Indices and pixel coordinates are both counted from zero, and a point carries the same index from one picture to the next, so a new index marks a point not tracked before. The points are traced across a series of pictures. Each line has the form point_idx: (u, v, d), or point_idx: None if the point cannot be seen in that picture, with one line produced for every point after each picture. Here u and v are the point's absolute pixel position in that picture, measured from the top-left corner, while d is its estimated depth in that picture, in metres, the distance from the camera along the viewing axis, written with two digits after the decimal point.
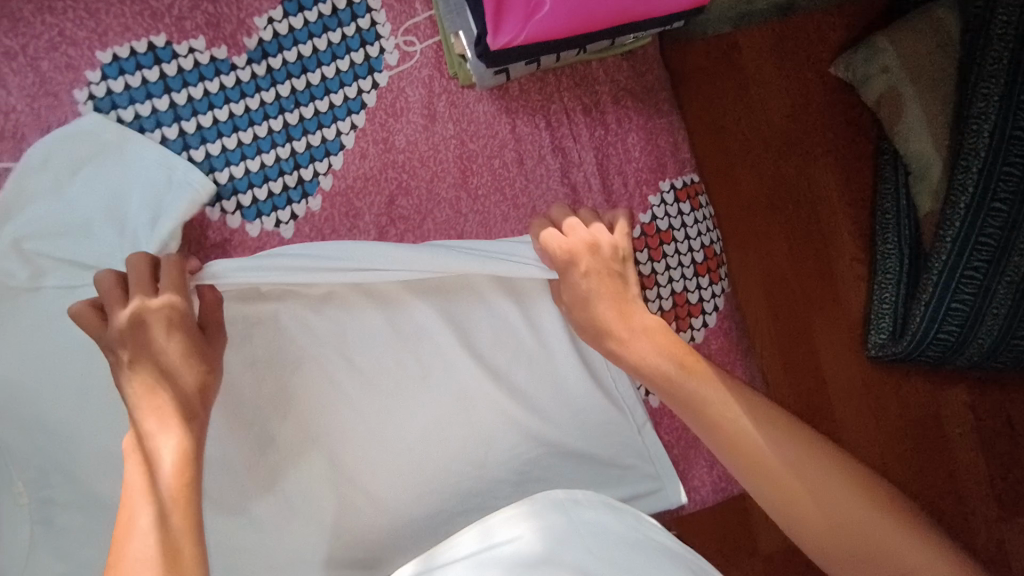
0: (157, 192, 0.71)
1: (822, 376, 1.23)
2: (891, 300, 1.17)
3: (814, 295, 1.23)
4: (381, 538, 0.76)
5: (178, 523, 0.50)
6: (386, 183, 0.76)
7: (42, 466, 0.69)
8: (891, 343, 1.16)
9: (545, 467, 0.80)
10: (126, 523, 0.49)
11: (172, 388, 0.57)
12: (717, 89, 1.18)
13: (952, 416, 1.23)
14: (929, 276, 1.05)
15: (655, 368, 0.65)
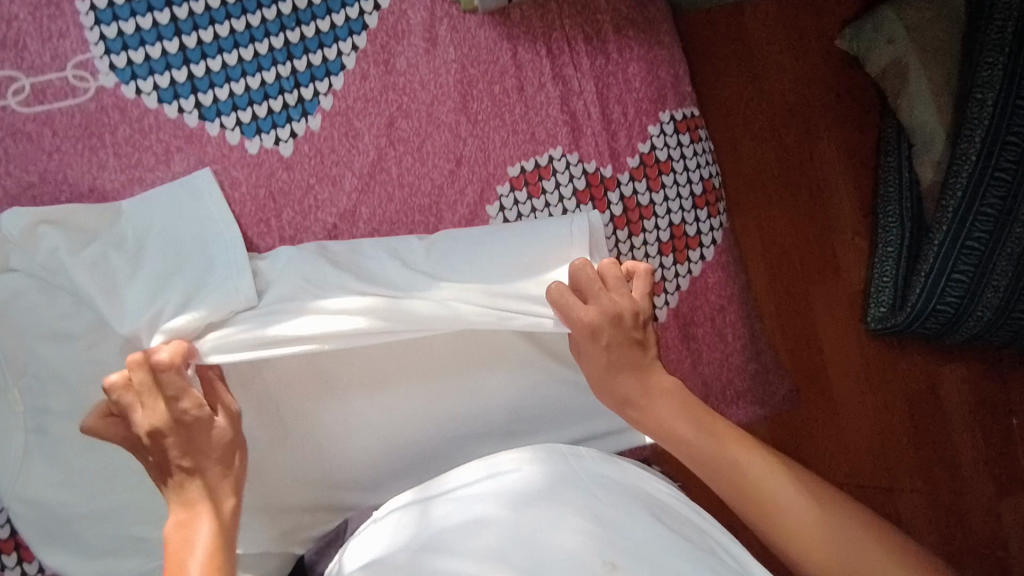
0: (188, 225, 0.72)
1: (820, 348, 1.23)
2: (891, 274, 1.16)
3: (813, 265, 1.23)
4: (377, 458, 0.77)
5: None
6: (386, 105, 0.76)
7: (38, 374, 0.70)
8: (890, 315, 1.15)
9: (539, 395, 0.81)
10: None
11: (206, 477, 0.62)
12: (721, 62, 1.19)
13: (950, 391, 1.23)
14: (930, 248, 1.06)
15: (670, 431, 0.67)
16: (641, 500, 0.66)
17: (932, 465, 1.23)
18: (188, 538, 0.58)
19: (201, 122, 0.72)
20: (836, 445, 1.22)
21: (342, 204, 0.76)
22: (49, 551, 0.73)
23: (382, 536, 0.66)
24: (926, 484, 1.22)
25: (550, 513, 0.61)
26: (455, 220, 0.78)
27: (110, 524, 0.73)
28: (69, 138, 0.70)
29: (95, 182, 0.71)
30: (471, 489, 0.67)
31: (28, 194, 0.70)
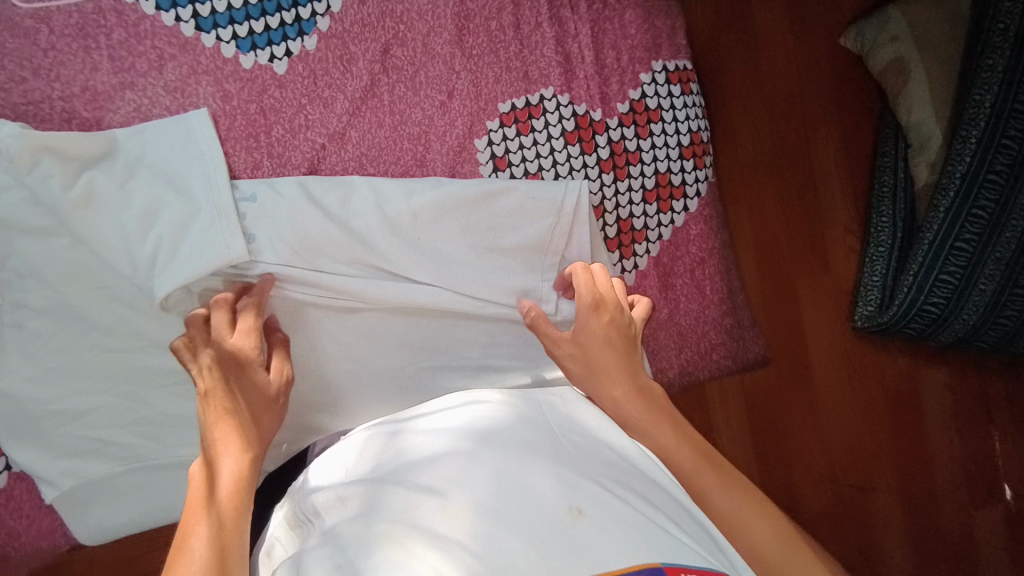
0: (183, 178, 0.72)
1: (803, 340, 1.25)
2: (880, 273, 1.18)
3: (803, 259, 1.25)
4: (348, 383, 0.77)
5: (227, 546, 0.52)
6: (382, 31, 0.78)
7: (19, 269, 0.70)
8: (877, 314, 1.17)
9: (515, 335, 0.81)
10: (183, 539, 0.51)
11: (233, 430, 0.61)
12: (724, 54, 1.24)
13: (929, 393, 1.27)
14: (920, 249, 1.07)
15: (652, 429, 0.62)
16: (610, 458, 0.55)
17: (910, 465, 1.25)
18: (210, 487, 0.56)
19: (198, 33, 0.74)
20: (815, 438, 1.25)
21: (332, 126, 0.77)
22: (16, 447, 0.73)
23: (342, 461, 0.58)
24: (900, 485, 1.24)
25: (523, 461, 0.49)
26: (443, 150, 0.79)
27: (80, 426, 0.73)
28: (65, 36, 0.71)
29: (88, 82, 0.72)
30: (442, 418, 0.57)
31: (20, 88, 0.71)
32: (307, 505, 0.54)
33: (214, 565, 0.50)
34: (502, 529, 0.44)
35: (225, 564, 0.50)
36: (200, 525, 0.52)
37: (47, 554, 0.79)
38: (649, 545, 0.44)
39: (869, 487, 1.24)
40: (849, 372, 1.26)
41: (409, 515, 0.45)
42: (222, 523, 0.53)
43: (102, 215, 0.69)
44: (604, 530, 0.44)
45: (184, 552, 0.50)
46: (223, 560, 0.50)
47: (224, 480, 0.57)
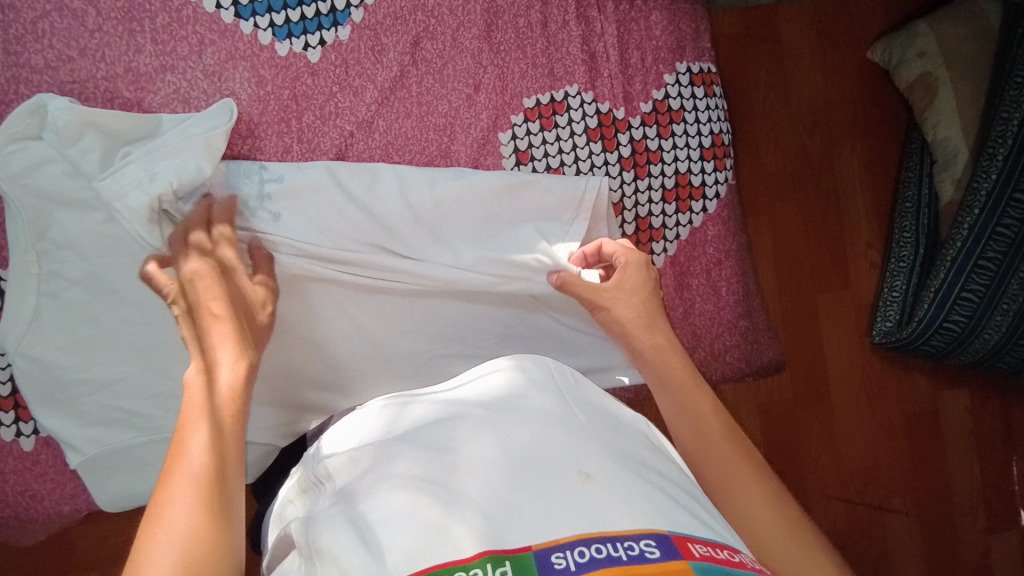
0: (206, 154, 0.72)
1: (821, 355, 1.24)
2: (901, 288, 1.18)
3: (824, 274, 1.25)
4: (365, 365, 0.79)
5: (224, 451, 0.51)
6: (413, 24, 0.80)
7: (57, 240, 0.73)
8: (895, 330, 1.17)
9: (529, 326, 0.83)
10: (177, 440, 0.50)
11: (220, 335, 0.60)
12: (750, 67, 1.23)
13: (951, 416, 1.25)
14: (942, 264, 1.06)
15: (681, 410, 0.66)
16: (618, 428, 0.57)
17: (927, 486, 1.24)
18: (198, 392, 0.55)
19: (237, 21, 0.76)
20: (830, 456, 1.23)
21: (361, 114, 0.79)
22: (45, 412, 0.75)
23: (357, 427, 0.60)
24: (917, 506, 1.23)
25: (533, 427, 0.52)
26: (467, 142, 0.80)
27: (107, 395, 0.76)
28: (111, 19, 0.74)
29: (131, 64, 0.75)
30: (454, 394, 0.60)
31: (67, 67, 0.74)
32: (317, 470, 0.57)
33: (212, 464, 0.49)
34: (511, 489, 0.46)
35: (222, 466, 0.49)
36: (194, 426, 0.51)
37: (69, 519, 0.81)
38: (658, 514, 0.45)
39: (883, 508, 1.22)
40: (866, 389, 1.25)
41: (416, 474, 0.48)
42: (217, 425, 0.52)
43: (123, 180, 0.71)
44: (613, 494, 0.46)
45: (180, 450, 0.49)
46: (221, 463, 0.50)
47: (219, 385, 0.56)
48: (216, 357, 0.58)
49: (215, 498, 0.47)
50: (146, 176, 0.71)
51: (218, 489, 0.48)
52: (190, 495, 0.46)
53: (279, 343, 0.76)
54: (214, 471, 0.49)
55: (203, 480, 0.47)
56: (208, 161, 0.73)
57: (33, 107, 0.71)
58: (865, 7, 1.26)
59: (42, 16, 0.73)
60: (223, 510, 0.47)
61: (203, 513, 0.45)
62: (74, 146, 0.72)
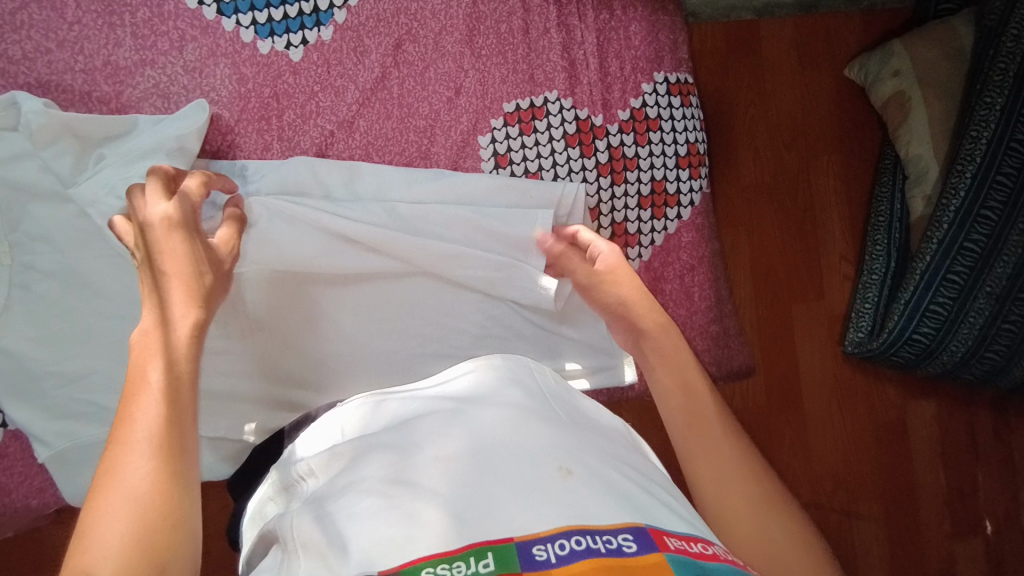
0: (182, 151, 0.73)
1: (794, 364, 1.27)
2: (873, 300, 1.21)
3: (797, 285, 1.28)
4: (340, 363, 0.80)
5: (176, 414, 0.48)
6: (396, 27, 0.81)
7: (31, 232, 0.73)
8: (867, 340, 1.19)
9: (506, 326, 0.83)
10: (125, 406, 0.48)
11: (171, 291, 0.57)
12: (727, 79, 1.27)
13: (918, 426, 1.28)
14: (912, 276, 1.09)
15: (669, 398, 0.66)
16: (596, 430, 0.60)
17: (894, 493, 1.26)
18: (146, 353, 0.52)
19: (219, 18, 0.77)
20: (800, 463, 1.26)
21: (342, 114, 0.80)
22: (12, 405, 0.74)
23: (335, 425, 0.61)
24: (885, 514, 1.26)
25: (512, 424, 0.54)
26: (446, 144, 0.81)
27: (77, 388, 0.75)
28: (91, 12, 0.75)
29: (110, 58, 0.76)
30: (434, 390, 0.62)
31: (46, 59, 0.74)
32: (299, 465, 0.58)
33: (163, 429, 0.47)
34: (495, 482, 0.48)
35: (175, 430, 0.48)
36: (144, 390, 0.49)
37: (37, 513, 0.80)
38: (634, 512, 0.47)
39: (850, 513, 1.25)
40: (837, 397, 1.28)
41: (399, 469, 0.49)
42: (167, 383, 0.50)
43: (103, 175, 0.71)
44: (591, 490, 0.48)
45: (127, 416, 0.47)
46: (174, 428, 0.48)
47: (167, 343, 0.53)
48: (163, 316, 0.55)
49: (165, 466, 0.45)
50: (120, 180, 0.71)
51: (171, 456, 0.46)
52: (140, 463, 0.45)
53: (257, 336, 0.78)
54: (166, 437, 0.47)
55: (151, 447, 0.46)
56: (183, 164, 0.73)
57: (8, 104, 0.72)
58: (843, 25, 1.29)
59: (21, 7, 0.73)
60: (175, 480, 0.45)
61: (154, 486, 0.44)
62: (48, 146, 0.71)
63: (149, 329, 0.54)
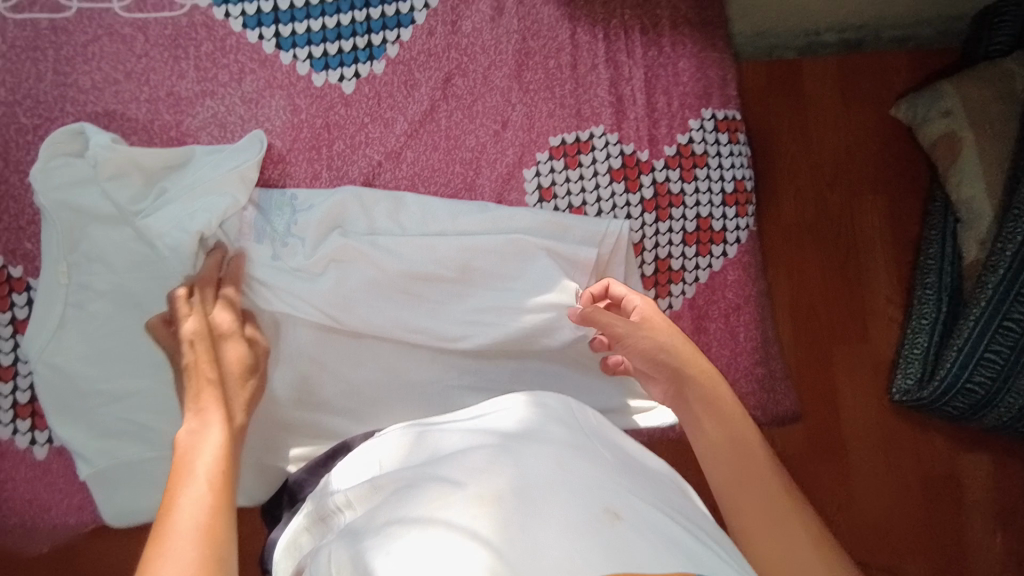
0: (243, 186, 0.76)
1: (839, 412, 1.22)
2: (923, 346, 1.16)
3: (842, 328, 1.24)
4: (377, 393, 0.80)
5: (218, 505, 0.54)
6: (446, 62, 0.82)
7: (88, 252, 0.75)
8: (916, 388, 1.14)
9: (544, 362, 0.82)
10: (169, 500, 0.53)
11: (217, 396, 0.65)
12: (771, 118, 1.25)
13: (971, 480, 1.21)
14: (966, 322, 1.04)
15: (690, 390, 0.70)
16: (641, 470, 0.59)
17: (944, 551, 1.19)
18: (195, 441, 0.59)
19: (277, 52, 0.80)
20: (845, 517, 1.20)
21: (390, 145, 0.81)
22: (60, 422, 0.76)
23: (373, 458, 0.62)
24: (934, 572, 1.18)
25: (556, 461, 0.54)
26: (492, 176, 0.82)
27: (121, 407, 0.76)
28: (158, 45, 0.79)
29: (173, 88, 0.79)
30: (473, 421, 0.62)
31: (114, 89, 0.78)
32: (336, 496, 0.59)
33: (207, 519, 0.52)
34: (538, 521, 0.48)
35: (217, 521, 0.52)
36: (189, 485, 0.54)
37: (74, 531, 0.80)
38: (685, 561, 0.47)
39: (895, 571, 1.18)
40: (885, 447, 1.22)
41: (439, 506, 0.49)
42: (211, 481, 0.55)
43: (166, 206, 0.74)
44: (640, 537, 0.48)
45: (171, 510, 0.52)
46: (216, 517, 0.52)
47: (212, 438, 0.60)
48: (207, 406, 0.64)
49: (213, 545, 0.50)
50: (185, 215, 0.74)
51: (214, 543, 0.50)
52: (185, 548, 0.49)
53: (295, 368, 0.78)
54: (209, 528, 0.51)
55: (197, 532, 0.50)
56: (236, 199, 0.75)
57: (75, 133, 0.75)
58: (890, 65, 1.27)
59: (94, 40, 0.78)
60: (219, 562, 0.49)
61: (199, 565, 0.48)
62: (113, 178, 0.74)
63: (196, 429, 0.61)
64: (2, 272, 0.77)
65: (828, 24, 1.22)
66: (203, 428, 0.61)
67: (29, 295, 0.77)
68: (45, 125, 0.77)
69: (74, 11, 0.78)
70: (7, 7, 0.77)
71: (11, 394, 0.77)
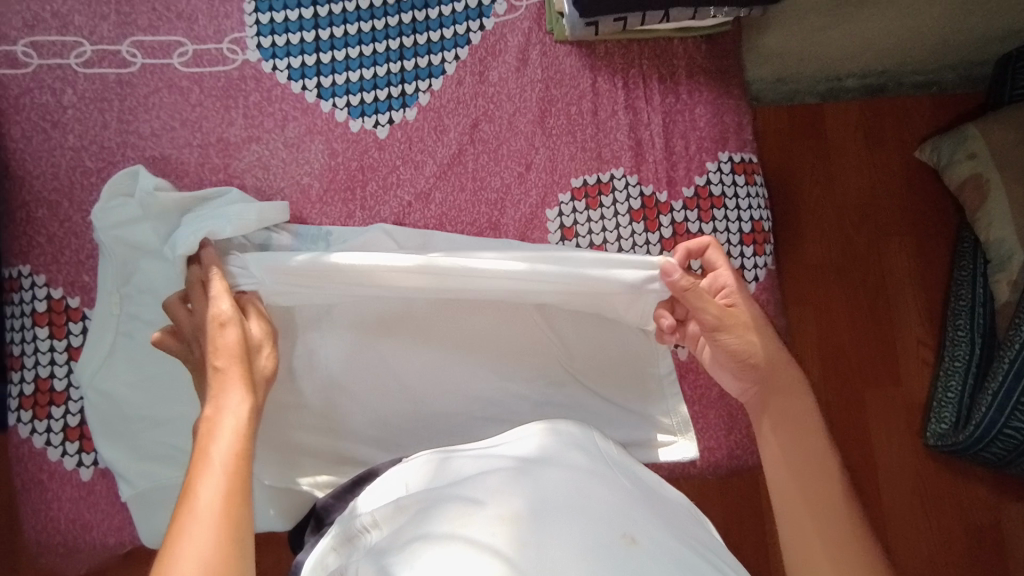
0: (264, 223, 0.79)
1: (868, 455, 1.21)
2: (956, 389, 1.15)
3: (870, 370, 1.23)
4: (404, 423, 0.83)
5: (234, 488, 0.56)
6: (473, 109, 0.88)
7: (140, 285, 0.81)
8: (951, 433, 1.13)
9: (564, 395, 0.85)
10: (188, 486, 0.55)
11: (227, 381, 0.65)
12: (793, 161, 1.27)
13: (1009, 529, 1.18)
14: (998, 367, 1.01)
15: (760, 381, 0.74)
16: (656, 497, 0.61)
17: None
18: (212, 426, 0.61)
19: (318, 101, 0.86)
20: None
21: (420, 186, 0.86)
22: (105, 445, 0.80)
23: (398, 480, 0.65)
24: None
25: (574, 485, 0.56)
26: (516, 216, 0.86)
27: (163, 431, 0.80)
28: (211, 96, 0.86)
29: (222, 135, 0.85)
30: (495, 447, 0.65)
31: (169, 135, 0.85)
32: (362, 517, 0.61)
33: (223, 502, 0.54)
34: (554, 540, 0.50)
35: (234, 504, 0.55)
36: (206, 470, 0.56)
37: (112, 552, 0.84)
38: None
39: None
40: (919, 494, 1.20)
41: (462, 523, 0.52)
42: (227, 467, 0.57)
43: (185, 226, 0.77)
44: (654, 562, 0.50)
45: (192, 494, 0.55)
46: (233, 500, 0.55)
47: (228, 421, 0.61)
48: (217, 393, 0.64)
49: (231, 529, 0.53)
50: (193, 227, 0.76)
51: (232, 526, 0.53)
52: (205, 532, 0.52)
53: (330, 398, 0.82)
54: (227, 512, 0.54)
55: (216, 515, 0.53)
56: (253, 224, 0.78)
57: (130, 174, 0.80)
58: (912, 109, 1.29)
59: (153, 92, 0.85)
60: (236, 543, 0.52)
61: (217, 548, 0.51)
62: (160, 216, 0.80)
63: (213, 415, 0.62)
64: (61, 302, 0.83)
65: (849, 71, 1.24)
66: (217, 414, 0.62)
67: (84, 324, 0.83)
68: (107, 169, 0.84)
69: (138, 66, 0.85)
70: (79, 63, 0.85)
71: (63, 417, 0.82)
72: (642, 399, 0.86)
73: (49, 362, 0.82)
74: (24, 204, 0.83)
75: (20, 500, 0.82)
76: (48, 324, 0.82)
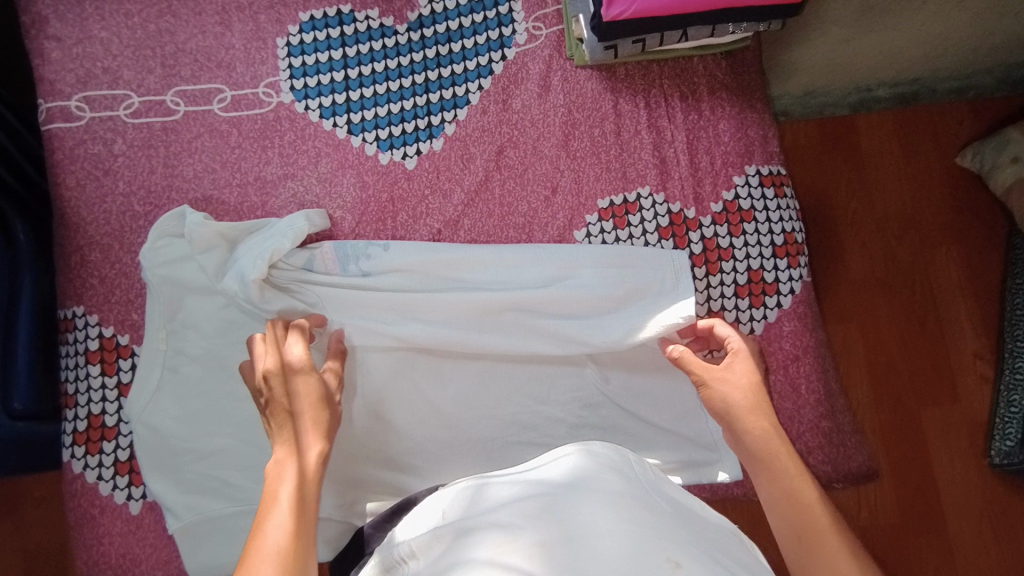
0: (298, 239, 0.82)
1: (930, 475, 1.15)
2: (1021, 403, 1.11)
3: (926, 385, 1.19)
4: (441, 448, 0.83)
5: (299, 530, 0.56)
6: (498, 136, 0.89)
7: (185, 321, 0.84)
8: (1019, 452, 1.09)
9: (601, 416, 0.84)
10: (256, 527, 0.56)
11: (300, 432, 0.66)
12: (827, 173, 1.25)
13: None
14: None
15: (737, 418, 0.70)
16: (700, 522, 0.59)
17: None
18: (281, 472, 0.62)
19: (349, 137, 0.89)
20: None
21: (448, 214, 0.88)
22: (151, 478, 0.82)
23: (433, 513, 0.64)
24: None
25: (612, 507, 0.54)
26: (544, 238, 0.87)
27: (207, 463, 0.82)
28: (249, 138, 0.90)
29: (259, 173, 0.89)
30: (530, 474, 0.64)
31: (211, 177, 0.89)
32: (400, 547, 0.60)
33: (288, 540, 0.55)
34: (591, 561, 0.49)
35: (297, 543, 0.55)
36: (275, 513, 0.57)
37: None
38: None
39: None
40: (989, 517, 1.14)
41: (502, 550, 0.51)
42: (292, 510, 0.58)
43: (233, 265, 0.82)
44: None
45: (259, 534, 0.55)
46: (297, 540, 0.55)
47: (299, 470, 0.63)
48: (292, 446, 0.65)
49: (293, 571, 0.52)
50: (242, 265, 0.81)
51: (294, 565, 0.53)
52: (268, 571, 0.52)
53: (371, 426, 0.83)
54: (290, 550, 0.54)
55: (281, 554, 0.53)
56: (290, 242, 0.82)
57: (177, 216, 0.85)
58: (948, 115, 1.26)
59: (196, 137, 0.90)
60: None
61: None
62: (205, 252, 0.83)
63: (281, 459, 0.63)
64: (112, 340, 0.86)
65: (880, 81, 1.21)
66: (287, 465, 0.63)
67: (133, 360, 0.86)
68: (154, 211, 0.88)
69: (182, 114, 0.90)
70: (127, 113, 0.90)
71: (113, 452, 0.85)
72: (681, 419, 0.85)
73: (100, 399, 0.85)
74: (78, 248, 0.88)
75: (74, 534, 0.85)
76: (99, 362, 0.86)
